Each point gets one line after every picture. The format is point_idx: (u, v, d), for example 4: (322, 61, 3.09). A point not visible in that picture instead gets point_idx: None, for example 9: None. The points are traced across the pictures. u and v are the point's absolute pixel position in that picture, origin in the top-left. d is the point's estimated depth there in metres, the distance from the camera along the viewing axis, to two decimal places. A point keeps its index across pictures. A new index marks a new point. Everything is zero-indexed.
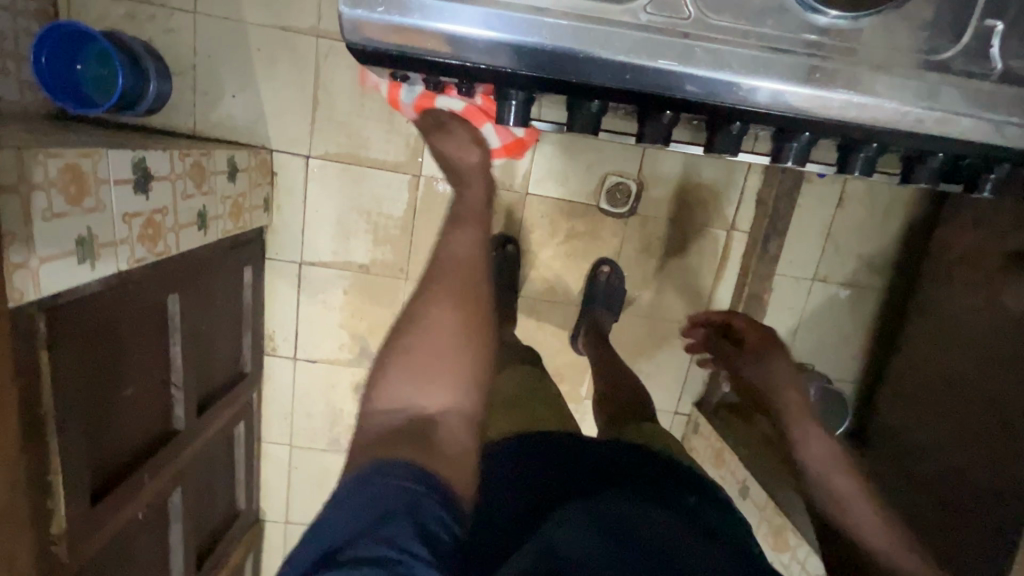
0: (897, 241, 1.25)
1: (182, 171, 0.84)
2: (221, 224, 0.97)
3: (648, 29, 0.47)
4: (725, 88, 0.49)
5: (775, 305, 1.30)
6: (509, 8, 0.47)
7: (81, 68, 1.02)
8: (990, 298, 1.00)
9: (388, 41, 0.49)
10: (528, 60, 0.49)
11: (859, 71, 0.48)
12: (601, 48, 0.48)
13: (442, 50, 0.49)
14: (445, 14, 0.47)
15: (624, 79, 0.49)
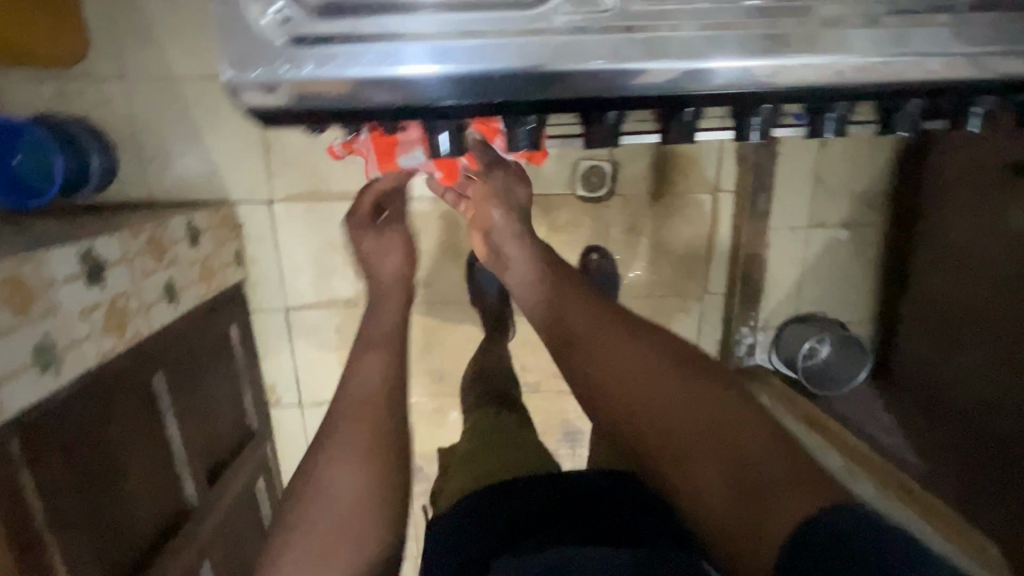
0: (890, 170, 1.20)
1: (138, 249, 0.81)
2: (192, 292, 0.95)
3: (583, 29, 0.42)
4: (683, 78, 0.44)
5: (775, 260, 1.26)
6: (454, 39, 0.42)
7: (19, 159, 0.96)
8: (995, 217, 0.96)
9: (317, 95, 0.42)
10: (477, 89, 0.43)
11: (829, 29, 0.44)
12: (558, 62, 0.42)
13: (357, 95, 0.43)
14: (385, 59, 0.42)
15: (583, 89, 0.44)
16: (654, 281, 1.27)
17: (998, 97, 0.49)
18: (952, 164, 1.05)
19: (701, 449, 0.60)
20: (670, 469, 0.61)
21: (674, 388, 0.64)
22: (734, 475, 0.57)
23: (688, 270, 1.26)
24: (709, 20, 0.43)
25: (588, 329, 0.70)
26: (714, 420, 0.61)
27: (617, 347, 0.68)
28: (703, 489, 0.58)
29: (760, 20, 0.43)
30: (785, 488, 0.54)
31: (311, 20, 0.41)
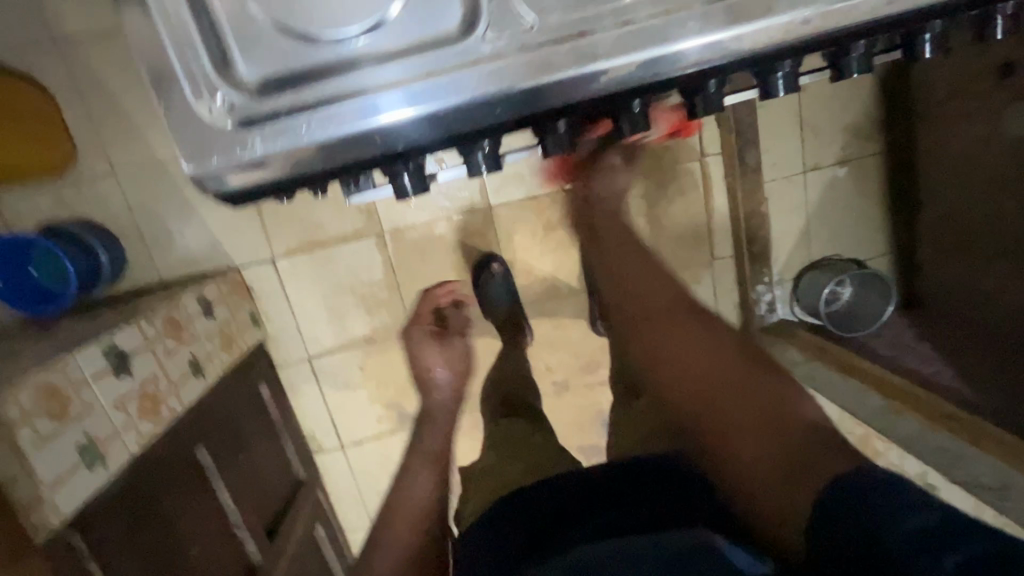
0: (876, 99, 1.17)
1: (157, 332, 0.84)
2: (216, 361, 0.98)
3: (518, 49, 0.43)
4: (625, 71, 0.44)
5: (777, 212, 1.23)
6: (417, 77, 0.43)
7: (32, 271, 1.00)
8: (993, 125, 0.93)
9: (294, 162, 0.45)
10: (445, 122, 0.45)
11: None
12: (516, 79, 0.43)
13: (308, 164, 0.45)
14: (363, 111, 0.44)
15: (542, 100, 0.45)
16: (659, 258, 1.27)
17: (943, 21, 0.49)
18: (938, 81, 1.02)
19: (746, 421, 0.70)
20: (721, 440, 0.70)
21: (731, 374, 0.75)
22: (771, 443, 0.65)
23: (691, 239, 1.25)
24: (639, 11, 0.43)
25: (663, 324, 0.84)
26: (760, 399, 0.71)
27: (687, 338, 0.81)
28: (744, 455, 0.67)
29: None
30: (808, 457, 0.62)
31: (258, 101, 0.43)
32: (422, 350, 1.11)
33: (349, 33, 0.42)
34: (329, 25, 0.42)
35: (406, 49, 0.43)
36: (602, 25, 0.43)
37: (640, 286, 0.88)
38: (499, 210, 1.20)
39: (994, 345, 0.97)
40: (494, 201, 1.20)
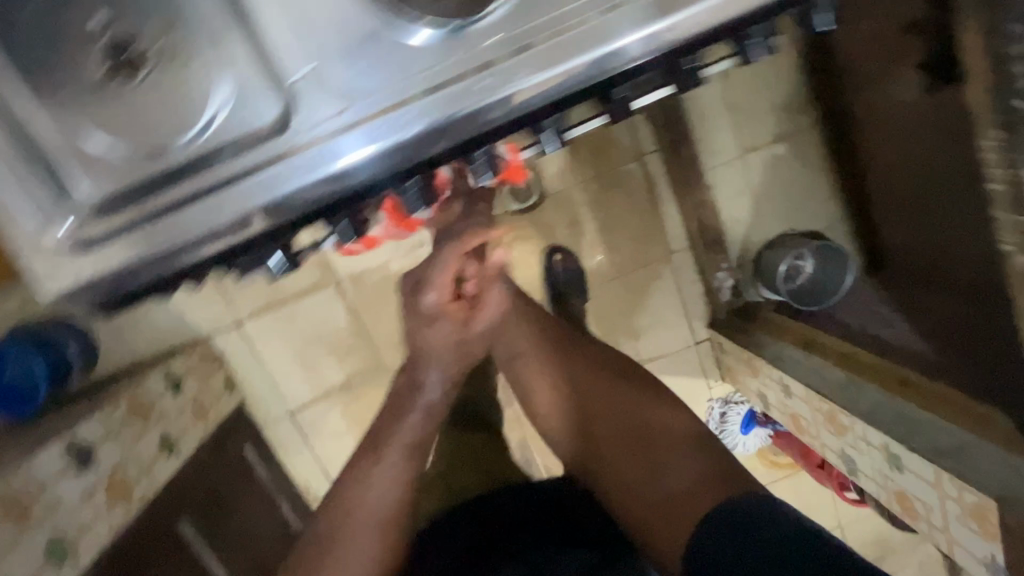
0: (800, 72, 1.17)
1: (121, 419, 0.88)
2: (191, 434, 1.01)
3: (354, 121, 0.44)
4: (467, 120, 0.45)
5: (723, 197, 1.24)
6: (380, 111, 0.44)
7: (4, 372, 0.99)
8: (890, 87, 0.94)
9: (215, 245, 0.46)
10: (409, 153, 0.45)
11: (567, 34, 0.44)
12: (461, 107, 0.44)
13: (188, 256, 0.46)
14: (329, 153, 0.44)
15: (484, 121, 0.45)
16: (616, 261, 1.27)
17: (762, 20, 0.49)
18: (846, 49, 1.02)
19: (642, 463, 0.85)
20: (622, 486, 0.86)
21: (628, 419, 0.89)
22: (654, 476, 0.82)
23: (644, 238, 1.26)
24: (459, 69, 0.44)
25: (562, 380, 0.97)
26: (649, 441, 0.86)
27: (580, 385, 0.95)
28: (638, 490, 0.83)
29: (493, 38, 0.43)
30: (688, 492, 0.77)
31: (96, 219, 0.44)
32: (429, 326, 0.87)
33: (194, 137, 0.43)
34: (175, 130, 0.43)
35: (251, 134, 0.43)
36: (434, 92, 0.44)
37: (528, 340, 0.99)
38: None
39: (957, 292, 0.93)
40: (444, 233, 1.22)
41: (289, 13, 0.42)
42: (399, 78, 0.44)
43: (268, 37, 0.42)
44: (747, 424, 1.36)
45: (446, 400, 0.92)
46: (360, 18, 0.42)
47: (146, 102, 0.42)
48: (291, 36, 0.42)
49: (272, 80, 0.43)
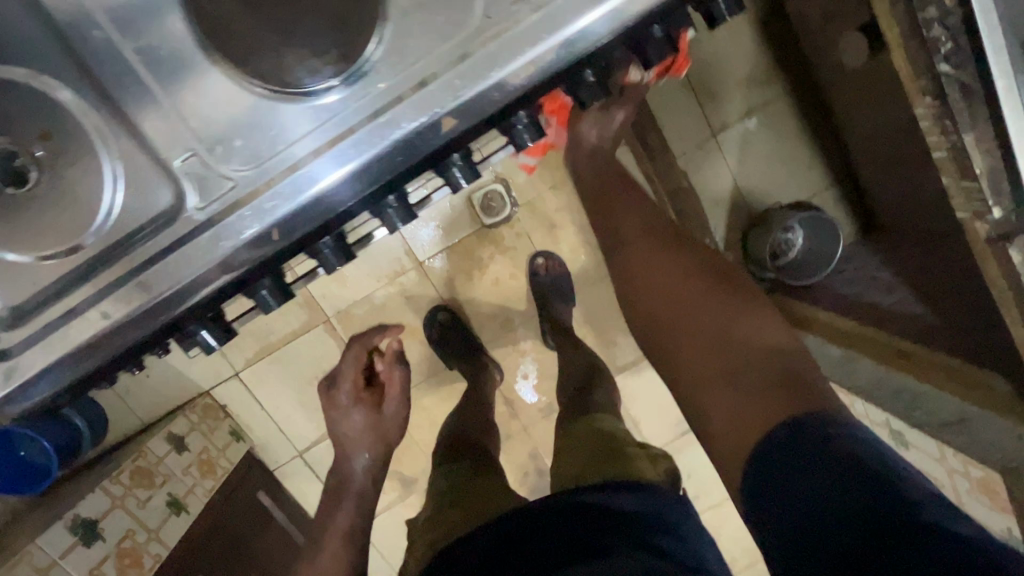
0: (761, 42, 1.14)
1: (125, 488, 0.90)
2: (200, 491, 1.03)
3: (253, 189, 0.44)
4: (375, 165, 0.45)
5: (699, 181, 1.21)
6: (342, 140, 0.44)
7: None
8: (841, 51, 0.91)
9: (163, 313, 0.46)
10: (367, 180, 0.46)
11: (443, 78, 0.43)
12: (385, 141, 0.44)
13: (114, 343, 0.47)
14: (304, 181, 0.45)
15: (399, 164, 0.46)
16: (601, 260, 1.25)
17: (661, 26, 0.47)
18: (803, 13, 0.98)
19: (731, 375, 0.67)
20: (715, 413, 0.66)
21: (712, 318, 0.72)
22: (734, 389, 0.66)
23: None
24: (351, 122, 0.44)
25: (648, 266, 0.79)
26: (742, 349, 0.68)
27: (666, 271, 0.78)
28: (722, 408, 0.65)
29: (374, 89, 0.44)
30: (768, 391, 0.63)
31: (16, 329, 0.46)
32: (346, 416, 0.91)
33: (99, 231, 0.45)
34: (82, 230, 0.44)
35: (151, 223, 0.44)
36: (331, 147, 0.44)
37: (624, 218, 0.84)
38: (431, 264, 1.22)
39: (932, 248, 0.89)
40: (424, 257, 1.22)
41: (164, 111, 0.43)
42: (286, 146, 0.44)
43: (149, 137, 0.44)
44: None
45: (376, 481, 0.89)
46: (232, 104, 0.44)
47: (57, 211, 0.44)
48: (169, 133, 0.44)
49: (161, 170, 0.44)
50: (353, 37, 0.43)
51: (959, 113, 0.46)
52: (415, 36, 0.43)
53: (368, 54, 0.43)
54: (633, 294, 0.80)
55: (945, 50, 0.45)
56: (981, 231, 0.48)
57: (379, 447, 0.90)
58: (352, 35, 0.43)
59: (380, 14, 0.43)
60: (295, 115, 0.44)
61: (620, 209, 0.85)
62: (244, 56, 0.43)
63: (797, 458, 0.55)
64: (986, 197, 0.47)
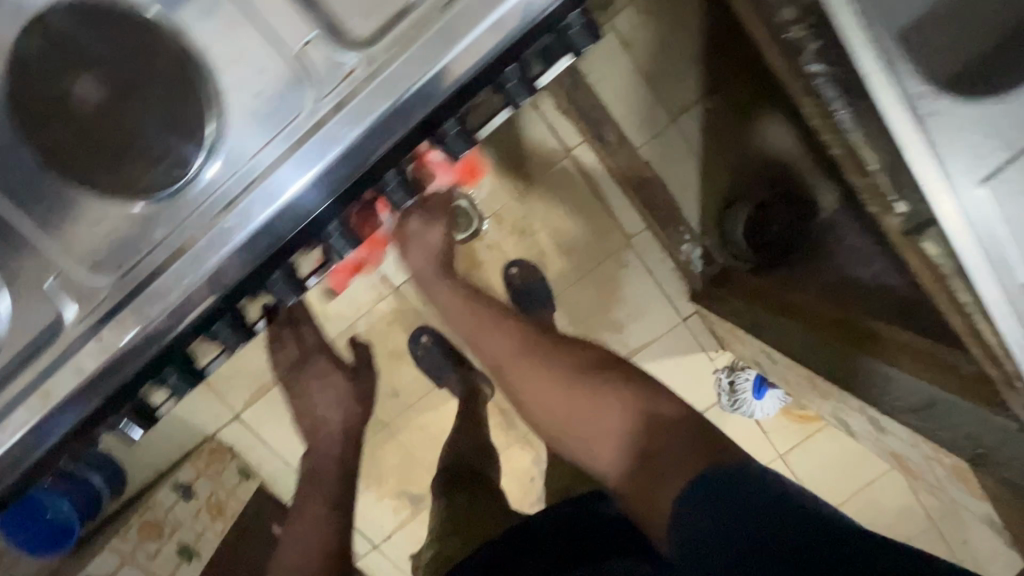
0: (712, 18, 1.06)
1: (132, 545, 0.97)
2: (211, 534, 1.07)
3: (129, 296, 0.39)
4: (248, 250, 0.39)
5: (667, 168, 1.14)
6: (290, 149, 0.38)
7: (24, 536, 0.92)
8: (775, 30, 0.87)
9: (85, 404, 0.41)
10: (333, 182, 0.39)
11: (280, 161, 0.38)
12: (329, 154, 0.37)
13: (13, 471, 0.42)
14: (267, 195, 0.38)
15: (338, 187, 0.39)
16: (577, 259, 1.21)
17: (517, 66, 0.41)
18: None
19: (655, 474, 0.64)
20: (643, 494, 0.65)
21: (609, 411, 0.72)
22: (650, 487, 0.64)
23: (597, 231, 1.19)
24: (218, 208, 0.38)
25: (549, 403, 0.77)
26: (653, 442, 0.67)
27: (558, 400, 0.76)
28: (657, 488, 0.63)
29: (234, 170, 0.38)
30: (672, 468, 0.63)
31: None
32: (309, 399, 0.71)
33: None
34: None
35: (23, 350, 0.40)
36: (200, 239, 0.38)
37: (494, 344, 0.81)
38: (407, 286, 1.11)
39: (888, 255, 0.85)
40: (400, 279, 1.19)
41: (12, 245, 0.39)
42: (156, 248, 0.39)
43: (12, 263, 0.39)
44: (759, 389, 1.26)
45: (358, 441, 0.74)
46: (86, 217, 0.39)
47: None
48: (34, 256, 0.39)
49: (36, 293, 0.40)
50: (189, 127, 0.37)
51: (838, 106, 0.42)
52: (266, 110, 0.38)
53: (211, 137, 0.38)
54: (546, 418, 0.77)
55: (810, 47, 0.41)
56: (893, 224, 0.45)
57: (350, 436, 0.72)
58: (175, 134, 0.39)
59: (207, 102, 0.37)
60: (152, 215, 0.39)
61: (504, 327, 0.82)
62: (78, 167, 0.38)
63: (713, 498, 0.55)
64: (886, 192, 0.44)
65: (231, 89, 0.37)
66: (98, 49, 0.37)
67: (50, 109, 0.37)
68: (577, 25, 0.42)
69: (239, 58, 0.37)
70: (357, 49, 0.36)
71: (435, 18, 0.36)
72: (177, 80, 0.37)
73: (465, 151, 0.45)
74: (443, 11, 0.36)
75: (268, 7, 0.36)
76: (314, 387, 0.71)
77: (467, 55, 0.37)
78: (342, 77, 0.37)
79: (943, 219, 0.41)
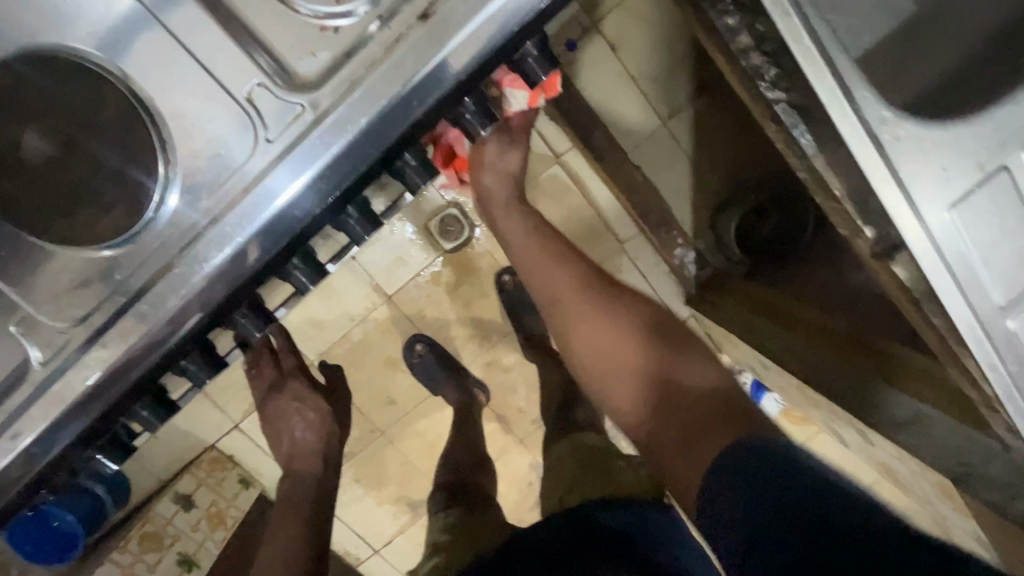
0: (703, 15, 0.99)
1: (132, 557, 0.99)
2: (212, 545, 1.09)
3: (91, 339, 0.39)
4: (209, 289, 0.39)
5: (656, 173, 1.10)
6: (282, 156, 0.37)
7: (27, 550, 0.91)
8: None
9: (53, 445, 0.41)
10: (328, 185, 0.38)
11: (241, 198, 0.38)
12: (322, 158, 0.37)
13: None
14: (264, 199, 0.38)
15: (334, 191, 0.39)
16: None
17: (473, 96, 0.42)
18: None
19: (680, 428, 0.55)
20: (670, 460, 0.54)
21: (633, 357, 0.62)
22: (671, 438, 0.55)
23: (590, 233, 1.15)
24: (181, 247, 0.38)
25: (582, 346, 0.65)
26: (674, 395, 0.57)
27: (607, 349, 0.63)
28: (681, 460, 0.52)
29: (191, 210, 0.38)
30: (698, 429, 0.53)
31: None
32: (288, 423, 0.71)
33: None
34: None
35: None
36: (159, 281, 0.39)
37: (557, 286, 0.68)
38: (400, 295, 1.11)
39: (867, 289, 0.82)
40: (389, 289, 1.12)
41: None
42: (115, 291, 0.39)
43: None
44: (756, 392, 1.23)
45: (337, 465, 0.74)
46: (40, 263, 0.39)
47: None
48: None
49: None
50: (142, 172, 0.38)
51: (801, 134, 0.41)
52: (218, 151, 0.38)
53: (164, 179, 0.38)
54: (590, 371, 0.65)
55: (769, 75, 0.40)
56: (865, 248, 0.44)
57: (329, 456, 0.72)
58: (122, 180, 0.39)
59: (159, 150, 0.37)
60: (114, 257, 0.39)
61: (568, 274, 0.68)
62: (35, 219, 0.38)
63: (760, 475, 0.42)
64: (854, 218, 0.43)
65: (180, 135, 0.37)
66: (52, 98, 0.38)
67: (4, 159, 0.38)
68: (532, 53, 0.41)
69: (187, 101, 0.37)
70: (303, 93, 0.36)
71: (384, 55, 0.36)
72: (126, 133, 0.38)
73: (426, 183, 0.45)
74: (390, 49, 0.36)
75: (216, 50, 0.36)
76: (293, 410, 0.72)
77: (465, 47, 0.36)
78: (291, 120, 0.37)
79: (911, 246, 0.40)
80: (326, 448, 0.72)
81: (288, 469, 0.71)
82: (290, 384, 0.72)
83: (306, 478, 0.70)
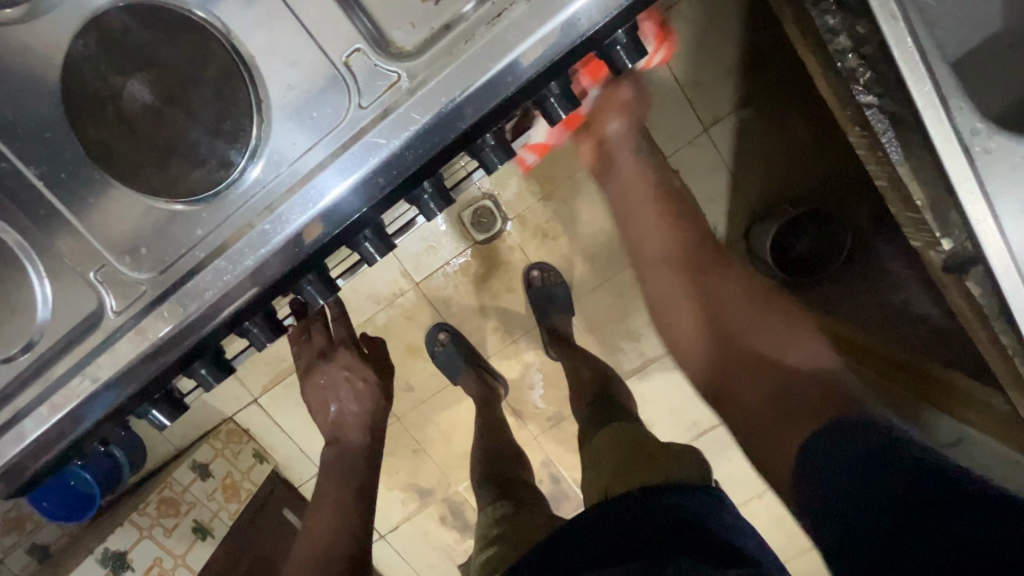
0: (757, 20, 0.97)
1: (151, 520, 0.97)
2: (225, 515, 1.08)
3: (167, 293, 0.40)
4: (283, 253, 0.40)
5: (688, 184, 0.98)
6: (350, 142, 0.38)
7: (46, 507, 0.88)
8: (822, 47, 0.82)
9: (128, 386, 0.43)
10: (393, 175, 0.39)
11: (324, 166, 0.38)
12: (390, 144, 0.38)
13: (61, 443, 0.44)
14: (325, 185, 0.39)
15: (397, 175, 0.39)
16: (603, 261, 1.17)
17: (558, 80, 0.41)
18: None
19: (772, 407, 0.56)
20: (758, 430, 0.57)
21: (737, 319, 0.60)
22: (768, 406, 0.56)
23: None
24: (258, 210, 0.39)
25: (673, 319, 0.64)
26: (777, 372, 0.57)
27: (696, 301, 0.62)
28: (773, 436, 0.56)
29: (276, 174, 0.39)
30: (806, 411, 0.54)
31: None
32: (336, 390, 0.72)
33: (44, 326, 0.41)
34: (16, 334, 0.42)
35: (70, 333, 0.41)
36: (238, 239, 0.39)
37: (667, 244, 0.65)
38: (429, 282, 1.10)
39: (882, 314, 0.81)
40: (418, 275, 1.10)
41: (67, 234, 0.40)
42: (197, 245, 0.40)
43: (55, 252, 0.40)
44: None
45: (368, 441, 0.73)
46: (128, 212, 0.40)
47: None
48: (75, 247, 0.40)
49: (75, 283, 0.41)
50: (233, 130, 0.38)
51: (888, 140, 0.41)
52: (311, 115, 0.38)
53: (256, 139, 0.38)
54: (672, 313, 0.65)
55: (864, 78, 0.40)
56: (937, 261, 0.43)
57: (371, 427, 0.73)
58: (207, 134, 0.38)
59: (253, 106, 0.38)
60: (201, 210, 0.40)
61: (676, 236, 0.64)
62: (129, 165, 0.39)
63: (837, 466, 0.49)
64: (931, 229, 0.42)
65: (277, 92, 0.38)
66: (155, 51, 0.38)
67: (103, 109, 0.38)
68: (620, 41, 0.41)
69: (288, 64, 0.37)
70: (399, 64, 0.37)
71: (481, 32, 0.36)
72: (221, 89, 0.38)
73: (500, 162, 0.45)
74: (490, 25, 0.36)
75: (320, 12, 0.37)
76: (342, 377, 0.73)
77: (548, 37, 0.37)
78: (385, 89, 0.37)
79: (990, 260, 0.39)
80: (373, 420, 0.74)
81: (334, 437, 0.73)
82: (340, 353, 0.73)
83: (354, 450, 0.71)
